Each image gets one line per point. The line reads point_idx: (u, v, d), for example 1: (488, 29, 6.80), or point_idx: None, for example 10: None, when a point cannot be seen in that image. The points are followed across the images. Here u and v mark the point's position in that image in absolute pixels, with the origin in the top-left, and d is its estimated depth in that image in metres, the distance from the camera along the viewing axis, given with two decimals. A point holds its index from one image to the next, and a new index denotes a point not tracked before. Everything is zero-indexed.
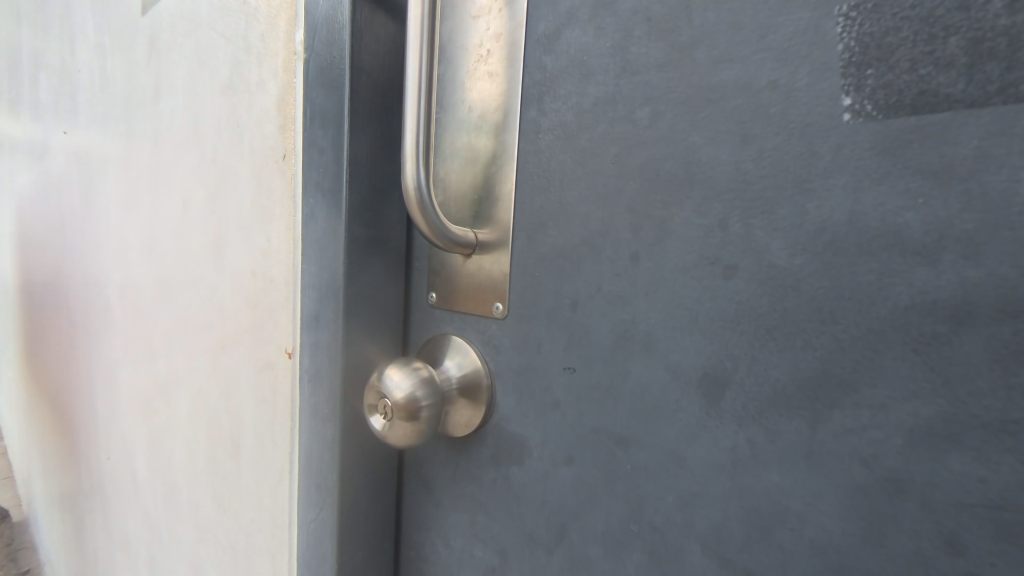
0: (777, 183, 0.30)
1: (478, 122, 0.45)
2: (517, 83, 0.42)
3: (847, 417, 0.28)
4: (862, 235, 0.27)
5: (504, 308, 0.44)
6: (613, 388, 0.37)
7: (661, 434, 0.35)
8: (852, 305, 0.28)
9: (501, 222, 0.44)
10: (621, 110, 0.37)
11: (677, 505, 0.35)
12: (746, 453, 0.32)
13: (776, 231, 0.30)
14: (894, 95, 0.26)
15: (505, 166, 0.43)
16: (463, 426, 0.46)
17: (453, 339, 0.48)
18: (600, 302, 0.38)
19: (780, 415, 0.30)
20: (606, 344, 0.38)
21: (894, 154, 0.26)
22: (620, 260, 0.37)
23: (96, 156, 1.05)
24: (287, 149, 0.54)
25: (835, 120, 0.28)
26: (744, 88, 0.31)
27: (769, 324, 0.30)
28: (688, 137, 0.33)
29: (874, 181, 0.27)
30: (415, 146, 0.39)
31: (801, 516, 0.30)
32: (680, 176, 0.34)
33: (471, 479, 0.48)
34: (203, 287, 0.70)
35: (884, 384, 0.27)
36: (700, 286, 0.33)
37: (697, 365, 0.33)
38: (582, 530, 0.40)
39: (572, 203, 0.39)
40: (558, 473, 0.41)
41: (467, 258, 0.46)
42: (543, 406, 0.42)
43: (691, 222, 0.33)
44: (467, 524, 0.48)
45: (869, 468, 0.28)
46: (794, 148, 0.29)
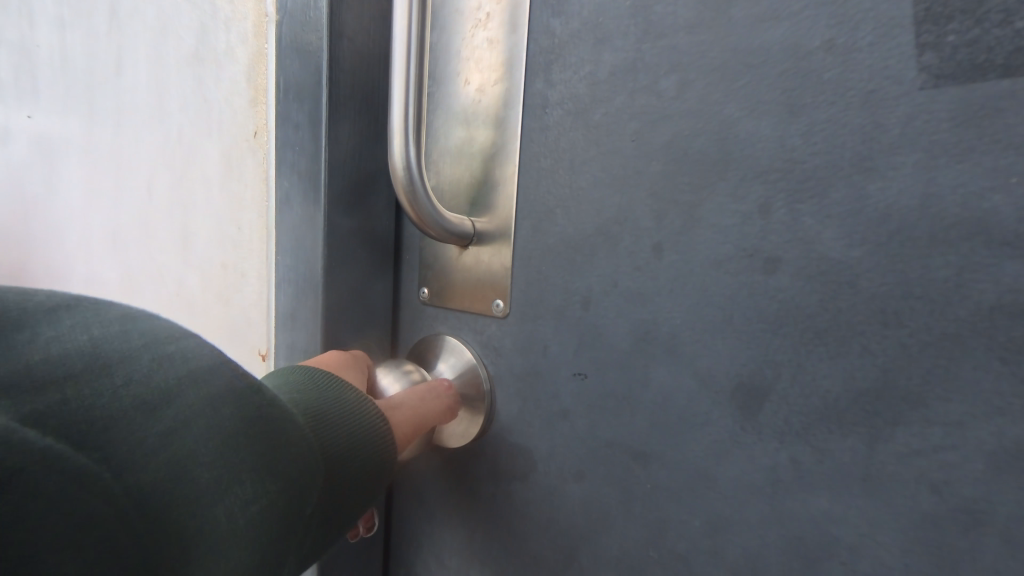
0: (830, 162, 0.26)
1: (476, 95, 0.40)
2: (521, 51, 0.37)
3: (913, 436, 0.24)
4: (935, 222, 0.23)
5: (505, 306, 0.39)
6: (629, 397, 0.33)
7: (686, 450, 0.31)
8: (921, 305, 0.24)
9: (502, 209, 0.39)
10: (642, 80, 0.32)
11: (705, 530, 0.31)
12: (788, 474, 0.27)
13: (828, 217, 0.26)
14: (982, 54, 0.22)
15: (507, 145, 0.38)
16: (459, 437, 0.41)
17: (448, 340, 0.43)
18: (616, 299, 0.33)
19: (830, 432, 0.26)
20: (622, 348, 0.33)
21: (979, 125, 0.22)
22: (641, 251, 0.32)
23: (53, 138, 0.96)
24: (258, 126, 0.48)
25: (905, 87, 0.24)
26: (792, 50, 0.27)
27: (819, 327, 0.26)
28: (723, 109, 0.29)
29: (951, 157, 0.23)
30: (404, 120, 0.34)
31: (854, 547, 0.26)
32: (712, 155, 0.29)
33: (468, 494, 0.43)
34: (172, 283, 0.64)
35: (961, 398, 0.23)
36: (735, 281, 0.29)
37: (729, 372, 0.29)
38: (594, 554, 0.36)
39: (585, 186, 0.35)
40: (567, 490, 0.37)
41: (464, 250, 0.41)
42: (550, 415, 0.37)
43: (726, 209, 0.29)
44: (463, 543, 0.44)
45: (939, 496, 0.24)
46: (852, 120, 0.25)
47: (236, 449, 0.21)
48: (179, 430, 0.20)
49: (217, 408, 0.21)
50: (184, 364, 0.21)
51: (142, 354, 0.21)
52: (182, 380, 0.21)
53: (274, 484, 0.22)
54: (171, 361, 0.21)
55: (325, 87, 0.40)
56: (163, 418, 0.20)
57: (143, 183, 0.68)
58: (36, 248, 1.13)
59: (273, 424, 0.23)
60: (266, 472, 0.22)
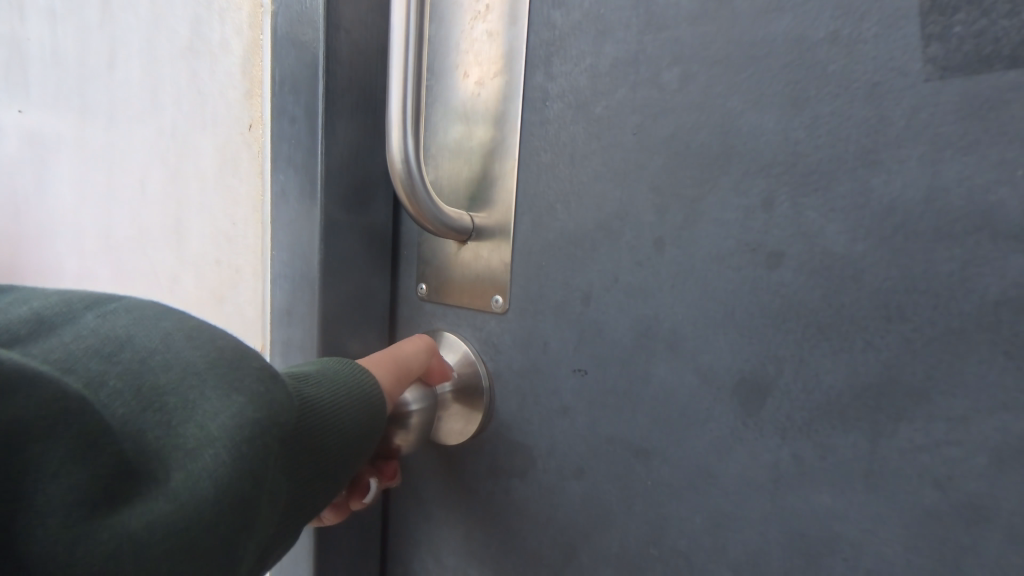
0: (834, 155, 0.25)
1: (475, 88, 0.39)
2: (521, 44, 0.37)
3: (917, 431, 0.24)
4: (941, 216, 0.23)
5: (505, 301, 0.39)
6: (630, 393, 0.33)
7: (687, 446, 0.31)
8: (926, 300, 0.23)
9: (502, 204, 0.38)
10: (644, 72, 0.32)
11: (707, 526, 0.30)
12: (790, 470, 0.27)
13: (832, 210, 0.26)
14: (989, 45, 0.22)
15: (506, 139, 0.38)
16: (457, 434, 0.41)
17: (446, 336, 0.43)
18: (617, 294, 0.33)
19: (833, 428, 0.26)
20: (623, 343, 0.33)
21: (985, 117, 0.22)
22: (643, 245, 0.32)
23: (44, 133, 0.94)
24: (253, 120, 0.48)
25: (911, 79, 0.23)
26: (796, 42, 0.26)
27: (822, 322, 0.26)
28: (726, 102, 0.28)
29: (957, 150, 0.23)
30: (402, 112, 0.33)
31: (856, 543, 0.26)
32: (715, 148, 0.29)
33: (466, 491, 0.43)
34: (166, 279, 0.63)
35: (965, 393, 0.23)
36: (738, 276, 0.28)
37: (732, 368, 0.29)
38: (594, 551, 0.35)
39: (586, 180, 0.34)
40: (567, 488, 0.36)
41: (462, 246, 0.40)
42: (549, 411, 0.37)
43: (728, 202, 0.29)
44: (462, 541, 0.43)
45: (942, 492, 0.24)
46: (857, 113, 0.25)
47: (201, 369, 0.22)
48: (137, 363, 0.22)
49: (174, 341, 0.23)
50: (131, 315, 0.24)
51: (88, 314, 0.23)
52: (133, 324, 0.23)
53: (246, 399, 0.22)
54: (120, 313, 0.23)
55: (321, 81, 0.40)
56: (121, 354, 0.22)
57: (136, 178, 0.67)
58: (25, 245, 1.11)
59: (238, 350, 0.24)
60: (237, 384, 0.22)
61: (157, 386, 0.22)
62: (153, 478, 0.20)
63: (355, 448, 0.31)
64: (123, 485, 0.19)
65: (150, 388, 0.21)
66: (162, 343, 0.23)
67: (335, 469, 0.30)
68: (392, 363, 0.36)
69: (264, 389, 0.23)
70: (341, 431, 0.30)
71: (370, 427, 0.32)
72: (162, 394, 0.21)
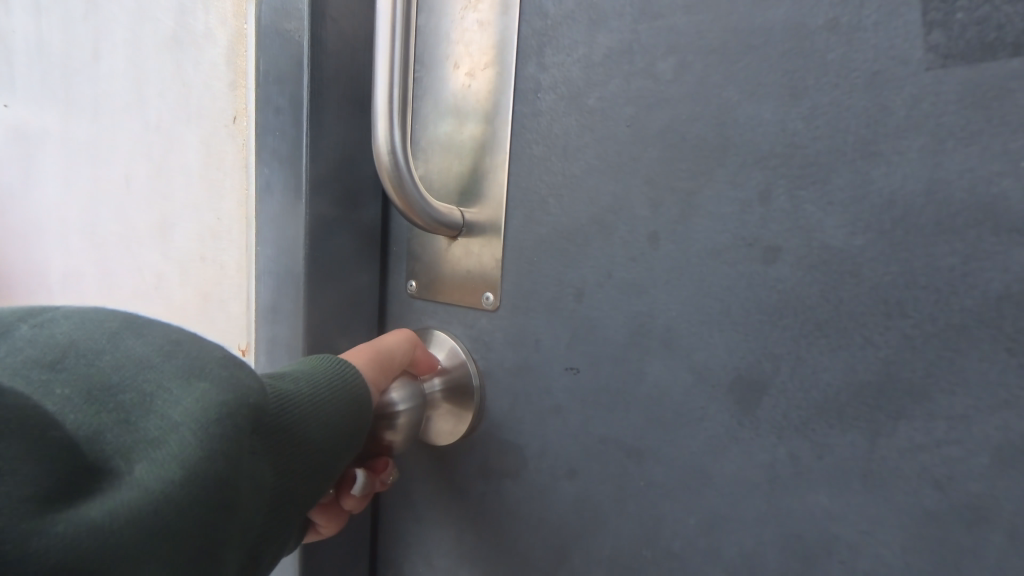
0: (833, 147, 0.25)
1: (466, 80, 0.38)
2: (513, 33, 0.36)
3: (916, 431, 0.23)
4: (942, 209, 0.22)
5: (496, 298, 0.38)
6: (623, 392, 0.32)
7: (682, 446, 0.30)
8: (926, 295, 0.23)
9: (493, 198, 0.37)
10: (638, 62, 0.31)
11: (701, 528, 0.30)
12: (786, 470, 0.27)
13: (831, 203, 0.25)
14: (993, 32, 0.21)
15: (497, 131, 0.37)
16: (448, 435, 0.40)
17: (437, 334, 0.42)
18: (611, 291, 0.32)
19: (831, 427, 0.25)
20: (617, 341, 0.32)
21: (988, 106, 0.21)
22: (636, 240, 0.31)
23: (28, 127, 0.92)
24: (238, 111, 0.46)
25: (912, 67, 0.23)
26: (794, 30, 0.26)
27: (820, 318, 0.25)
28: (722, 92, 0.28)
29: (959, 141, 0.22)
30: (389, 102, 0.32)
31: (854, 545, 0.25)
32: (711, 140, 0.28)
33: (457, 492, 0.42)
34: (150, 276, 0.62)
35: (966, 391, 0.22)
36: (734, 272, 0.28)
37: (727, 366, 0.28)
38: (586, 553, 0.35)
39: (579, 174, 0.33)
40: (559, 488, 0.36)
41: (453, 241, 0.39)
42: (542, 411, 0.36)
43: (724, 196, 0.28)
44: (452, 544, 0.42)
45: (942, 493, 0.23)
46: (856, 103, 0.24)
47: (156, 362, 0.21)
48: (83, 364, 0.20)
49: (123, 338, 0.22)
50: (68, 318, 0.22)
51: (20, 324, 0.21)
52: (73, 327, 0.21)
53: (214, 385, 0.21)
54: (55, 318, 0.22)
55: (307, 80, 0.38)
56: (64, 360, 0.20)
57: (120, 172, 0.65)
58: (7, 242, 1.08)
59: (197, 342, 0.23)
60: (200, 373, 0.21)
61: (111, 386, 0.20)
62: (115, 482, 0.19)
63: (339, 441, 0.30)
64: (79, 495, 0.18)
65: (104, 388, 0.20)
66: (111, 343, 0.21)
67: (321, 462, 0.29)
68: (374, 351, 0.35)
69: (233, 375, 0.22)
70: (321, 423, 0.29)
71: (355, 417, 0.31)
72: (117, 393, 0.20)
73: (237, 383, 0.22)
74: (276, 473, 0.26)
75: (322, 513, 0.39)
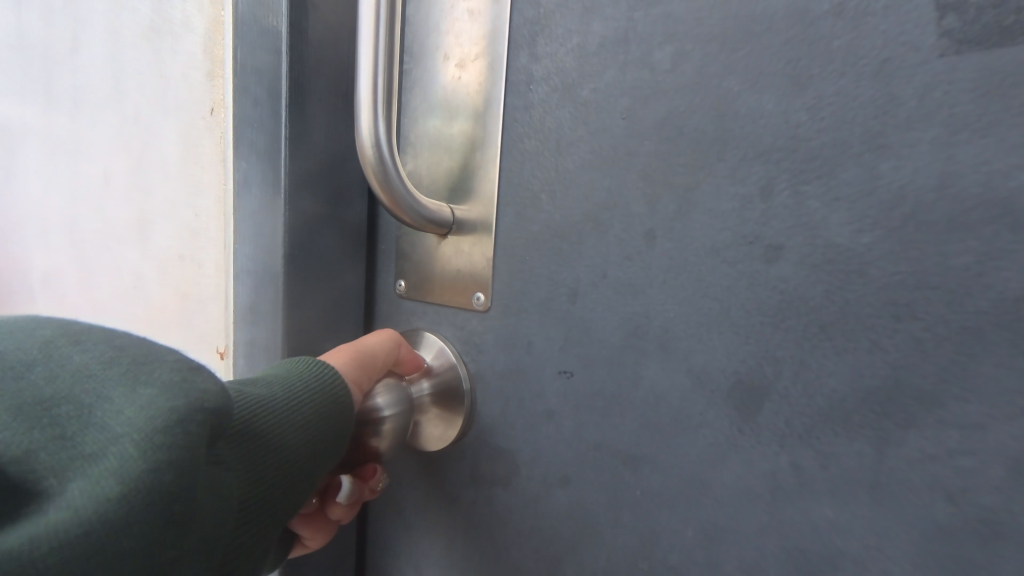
0: (839, 139, 0.23)
1: (455, 71, 0.37)
2: (505, 22, 0.34)
3: (927, 440, 0.22)
4: (956, 205, 0.21)
5: (487, 299, 0.36)
6: (618, 396, 0.31)
7: (679, 453, 0.29)
8: (938, 296, 0.22)
9: (484, 194, 0.36)
10: (634, 51, 0.29)
11: (699, 540, 0.28)
12: (789, 480, 0.25)
13: (837, 199, 0.23)
14: (1011, 15, 0.20)
15: (488, 124, 0.35)
16: (437, 440, 0.39)
17: (426, 336, 0.40)
18: (605, 291, 0.31)
19: (836, 435, 0.24)
20: (611, 343, 0.31)
21: (1006, 95, 0.20)
22: (631, 238, 0.30)
23: (8, 122, 0.90)
24: (215, 103, 0.45)
25: (924, 54, 0.21)
26: (799, 16, 0.24)
27: (825, 320, 0.24)
28: (722, 82, 0.26)
29: (974, 132, 0.21)
30: (374, 92, 0.31)
31: (860, 560, 0.24)
32: (710, 133, 0.27)
33: (447, 499, 0.40)
34: (130, 275, 0.60)
35: (980, 397, 0.21)
36: (734, 272, 0.26)
37: (727, 370, 0.27)
38: (580, 564, 0.33)
39: (572, 169, 0.32)
40: (551, 497, 0.34)
41: (442, 240, 0.38)
42: (534, 415, 0.35)
43: (724, 191, 0.26)
44: (442, 553, 0.41)
45: (953, 505, 0.22)
46: (864, 92, 0.23)
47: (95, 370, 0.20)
48: (18, 377, 0.19)
49: (59, 348, 0.20)
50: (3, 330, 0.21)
51: None
52: (7, 340, 0.20)
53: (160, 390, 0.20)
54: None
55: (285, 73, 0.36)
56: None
57: (99, 168, 0.63)
58: None
59: (145, 345, 0.21)
60: (144, 378, 0.20)
61: (48, 398, 0.19)
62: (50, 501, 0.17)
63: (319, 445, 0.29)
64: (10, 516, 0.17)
65: (40, 400, 0.19)
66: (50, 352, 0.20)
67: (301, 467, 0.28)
68: (354, 351, 0.34)
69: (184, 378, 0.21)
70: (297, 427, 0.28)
71: (332, 420, 0.30)
72: (54, 405, 0.19)
73: (187, 386, 0.20)
74: (250, 481, 0.25)
75: (307, 523, 0.38)
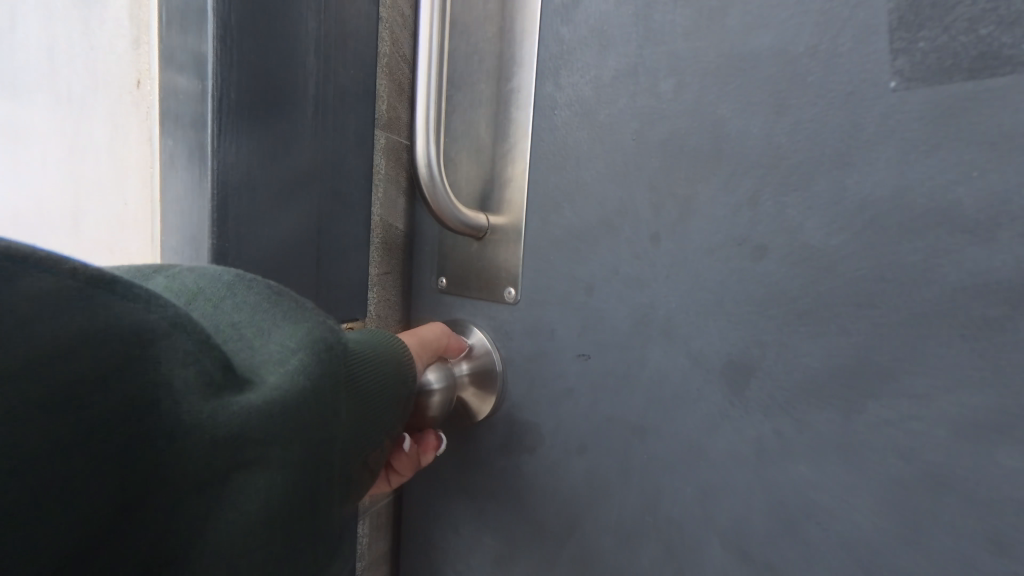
0: (813, 158, 0.28)
1: (491, 98, 0.43)
2: (533, 56, 0.40)
3: (885, 408, 0.26)
4: (908, 213, 0.25)
5: (516, 292, 0.42)
6: (628, 375, 0.36)
7: (680, 422, 0.34)
8: (893, 288, 0.26)
9: (514, 204, 0.42)
10: (643, 82, 0.35)
11: (696, 496, 0.33)
12: (772, 444, 0.30)
13: (811, 207, 0.28)
14: (950, 58, 0.24)
15: (518, 143, 0.41)
16: (474, 413, 0.45)
17: (464, 325, 0.47)
18: (618, 284, 0.36)
19: (810, 405, 0.29)
20: (622, 330, 0.36)
21: (946, 123, 0.24)
22: (640, 240, 0.35)
23: None
24: (140, 73, 0.37)
25: (881, 88, 0.26)
26: (780, 55, 0.29)
27: (801, 309, 0.29)
28: (716, 109, 0.31)
29: (922, 153, 0.25)
30: (426, 120, 0.37)
31: (831, 510, 0.28)
32: (706, 151, 0.32)
33: (480, 466, 0.46)
34: None
35: (927, 372, 0.25)
36: (726, 268, 0.31)
37: (720, 351, 0.32)
38: (595, 520, 0.39)
39: (590, 180, 0.37)
40: (571, 462, 0.40)
41: (478, 242, 0.44)
42: (556, 392, 0.40)
43: (718, 201, 0.31)
44: (475, 513, 0.47)
45: (907, 463, 0.26)
46: (833, 119, 0.27)
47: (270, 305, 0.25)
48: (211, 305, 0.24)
49: (239, 287, 0.25)
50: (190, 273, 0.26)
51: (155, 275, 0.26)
52: (197, 279, 0.25)
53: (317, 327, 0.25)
54: (183, 273, 0.26)
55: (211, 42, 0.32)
56: (193, 302, 0.24)
57: None
58: None
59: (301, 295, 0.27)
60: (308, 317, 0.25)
61: (234, 322, 0.24)
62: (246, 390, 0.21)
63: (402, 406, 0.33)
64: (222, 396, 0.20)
65: (226, 324, 0.23)
66: (230, 291, 0.25)
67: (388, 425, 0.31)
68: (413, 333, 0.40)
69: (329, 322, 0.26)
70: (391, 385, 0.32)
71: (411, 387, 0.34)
72: (238, 327, 0.23)
73: (331, 329, 0.26)
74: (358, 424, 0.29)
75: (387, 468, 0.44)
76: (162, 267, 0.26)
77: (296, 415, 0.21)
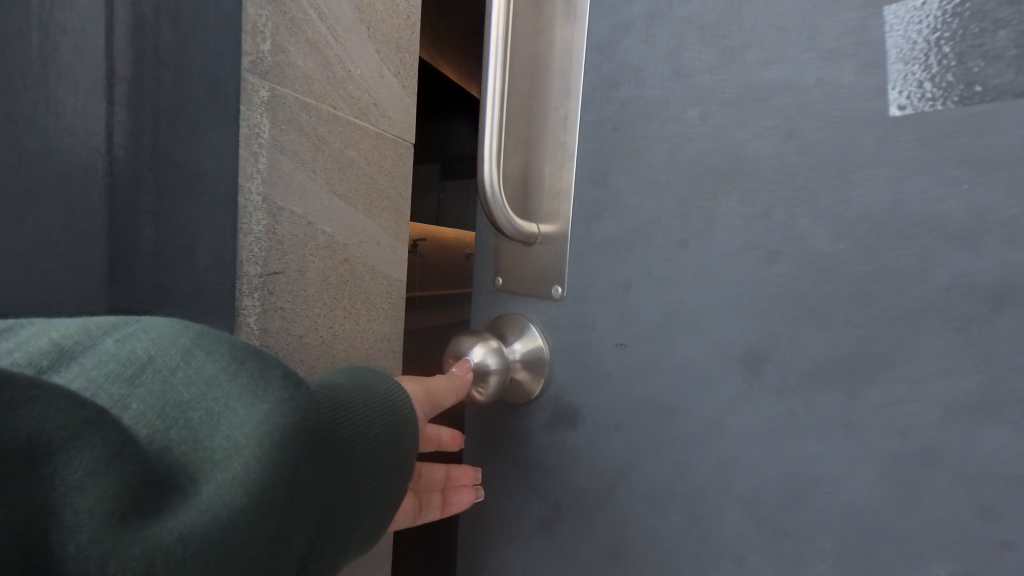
0: (821, 174, 0.32)
1: (543, 125, 0.50)
2: (579, 89, 0.47)
3: (885, 390, 0.30)
4: (904, 222, 0.29)
5: (562, 290, 0.49)
6: (659, 362, 0.42)
7: (705, 403, 0.39)
8: (891, 287, 0.30)
9: (562, 214, 0.49)
10: (672, 110, 0.40)
11: (719, 468, 0.38)
12: (785, 422, 0.35)
13: (820, 217, 0.33)
14: (941, 88, 0.28)
15: (566, 163, 0.48)
16: (523, 394, 0.53)
17: (516, 318, 0.54)
18: (650, 283, 0.42)
19: (820, 388, 0.33)
20: (653, 322, 0.42)
21: (938, 143, 0.28)
22: (670, 245, 0.41)
23: None
24: None
25: (881, 114, 0.30)
26: (791, 86, 0.34)
27: (811, 304, 0.33)
28: (736, 133, 0.36)
29: (917, 169, 0.29)
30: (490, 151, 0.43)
31: (838, 480, 0.32)
32: (727, 169, 0.37)
33: (529, 441, 0.54)
34: None
35: (922, 359, 0.29)
36: (745, 270, 0.36)
37: (740, 341, 0.37)
38: (630, 488, 0.45)
39: (627, 194, 0.44)
40: (609, 437, 0.46)
41: (530, 247, 0.51)
42: (596, 376, 0.47)
43: (738, 211, 0.36)
44: (524, 481, 0.54)
45: (905, 439, 0.30)
46: (839, 141, 0.32)
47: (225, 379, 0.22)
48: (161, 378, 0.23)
49: (191, 353, 0.23)
50: (145, 334, 0.25)
51: (104, 337, 0.24)
52: (151, 344, 0.24)
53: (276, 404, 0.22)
54: (136, 336, 0.24)
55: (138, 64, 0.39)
56: (141, 374, 0.23)
57: None
58: None
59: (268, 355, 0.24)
60: (264, 393, 0.22)
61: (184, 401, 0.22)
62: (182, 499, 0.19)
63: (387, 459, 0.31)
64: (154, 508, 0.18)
65: (174, 406, 0.22)
66: (184, 357, 0.23)
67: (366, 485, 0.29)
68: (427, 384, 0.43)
69: (292, 395, 0.23)
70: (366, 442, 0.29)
71: (393, 440, 0.32)
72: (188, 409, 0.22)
73: (294, 407, 0.22)
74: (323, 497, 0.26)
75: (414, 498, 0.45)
76: (120, 324, 0.25)
77: (237, 530, 0.19)
